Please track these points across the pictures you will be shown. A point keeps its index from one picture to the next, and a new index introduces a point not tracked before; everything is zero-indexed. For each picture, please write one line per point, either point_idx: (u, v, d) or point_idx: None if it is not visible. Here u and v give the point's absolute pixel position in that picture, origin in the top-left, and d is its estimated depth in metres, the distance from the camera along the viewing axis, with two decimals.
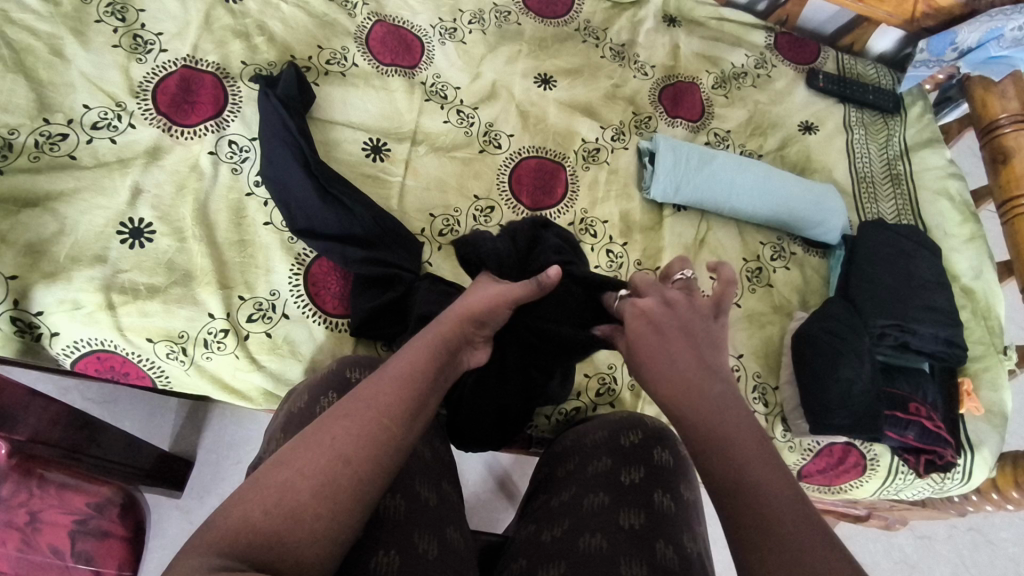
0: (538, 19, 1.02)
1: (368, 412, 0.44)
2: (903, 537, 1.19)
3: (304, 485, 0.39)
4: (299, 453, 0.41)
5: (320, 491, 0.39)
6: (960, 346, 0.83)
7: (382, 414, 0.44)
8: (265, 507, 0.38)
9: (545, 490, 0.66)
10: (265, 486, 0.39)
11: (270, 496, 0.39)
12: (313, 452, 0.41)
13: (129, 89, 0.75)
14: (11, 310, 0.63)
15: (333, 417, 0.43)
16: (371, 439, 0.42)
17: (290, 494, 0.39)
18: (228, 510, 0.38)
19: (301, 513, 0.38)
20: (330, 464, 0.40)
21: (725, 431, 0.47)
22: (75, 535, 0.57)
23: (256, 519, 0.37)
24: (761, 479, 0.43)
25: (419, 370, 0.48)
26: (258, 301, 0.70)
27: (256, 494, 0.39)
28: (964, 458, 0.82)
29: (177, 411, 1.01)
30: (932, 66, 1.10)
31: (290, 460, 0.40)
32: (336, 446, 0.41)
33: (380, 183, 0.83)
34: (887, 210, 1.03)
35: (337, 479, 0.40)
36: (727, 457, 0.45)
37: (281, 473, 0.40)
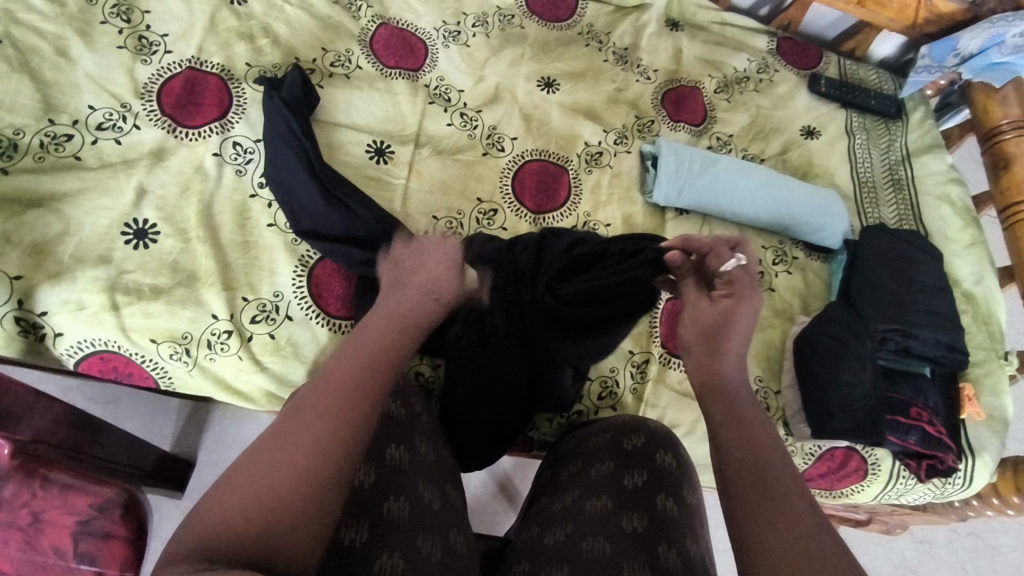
0: (542, 23, 1.03)
1: (327, 396, 0.44)
2: (903, 542, 1.20)
3: (278, 481, 0.39)
4: (266, 452, 0.41)
5: (297, 487, 0.39)
6: (960, 351, 0.84)
7: (349, 397, 0.44)
8: (243, 513, 0.38)
9: (547, 493, 0.66)
10: (237, 486, 0.39)
11: (247, 500, 0.38)
12: (279, 448, 0.41)
13: (134, 90, 0.75)
14: (15, 309, 0.63)
15: (295, 409, 0.43)
16: (337, 420, 0.43)
17: (265, 486, 0.39)
18: (205, 518, 0.38)
19: (281, 509, 0.38)
20: (299, 456, 0.40)
21: (751, 434, 0.51)
22: (78, 535, 0.57)
23: (236, 527, 0.37)
24: (779, 479, 0.47)
25: (377, 348, 0.48)
26: (262, 302, 0.70)
27: (231, 498, 0.38)
28: (965, 463, 0.83)
29: (179, 412, 1.01)
30: (933, 72, 1.10)
31: (258, 460, 0.40)
32: (301, 437, 0.41)
33: (384, 185, 0.83)
34: (888, 214, 1.04)
35: (309, 467, 0.40)
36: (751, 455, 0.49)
37: (251, 475, 0.39)
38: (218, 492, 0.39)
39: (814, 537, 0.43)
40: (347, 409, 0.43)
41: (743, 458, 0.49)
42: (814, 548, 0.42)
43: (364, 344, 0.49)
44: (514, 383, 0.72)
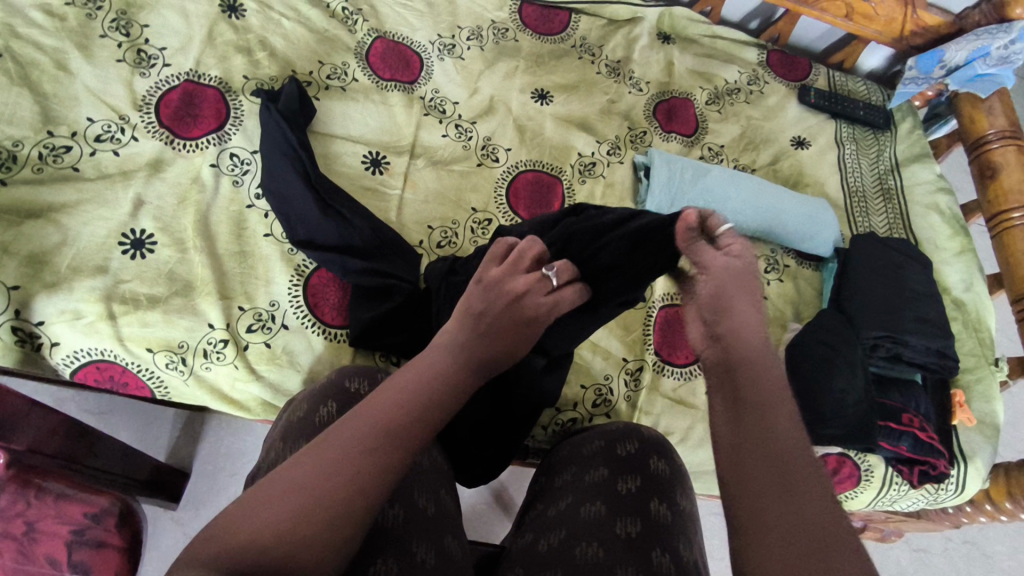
0: (536, 36, 1.05)
1: (380, 429, 0.42)
2: (899, 550, 1.20)
3: (319, 507, 0.38)
4: (311, 471, 0.40)
5: (334, 521, 0.38)
6: (951, 358, 0.84)
7: (404, 435, 0.42)
8: (278, 532, 0.37)
9: (542, 500, 0.66)
10: (266, 504, 0.38)
11: (282, 518, 0.37)
12: (321, 472, 0.40)
13: (132, 103, 0.76)
14: (12, 319, 0.63)
15: (342, 433, 0.42)
16: (387, 458, 0.41)
17: (301, 504, 0.38)
18: (238, 526, 0.37)
19: (316, 536, 0.38)
20: (342, 485, 0.39)
21: (773, 408, 0.42)
22: (73, 545, 0.57)
23: (266, 543, 0.37)
24: (786, 448, 0.40)
25: (440, 387, 0.46)
26: (258, 311, 0.71)
27: (267, 514, 0.38)
28: (958, 469, 0.83)
29: (174, 422, 1.01)
30: (920, 83, 1.12)
31: (302, 479, 0.39)
32: (348, 466, 0.40)
33: (379, 196, 0.84)
34: (878, 223, 1.05)
35: (348, 506, 0.39)
36: (760, 421, 0.42)
37: (291, 493, 0.39)
38: (255, 500, 0.39)
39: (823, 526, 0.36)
40: (400, 449, 0.42)
41: (755, 424, 0.41)
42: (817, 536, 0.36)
43: (426, 373, 0.46)
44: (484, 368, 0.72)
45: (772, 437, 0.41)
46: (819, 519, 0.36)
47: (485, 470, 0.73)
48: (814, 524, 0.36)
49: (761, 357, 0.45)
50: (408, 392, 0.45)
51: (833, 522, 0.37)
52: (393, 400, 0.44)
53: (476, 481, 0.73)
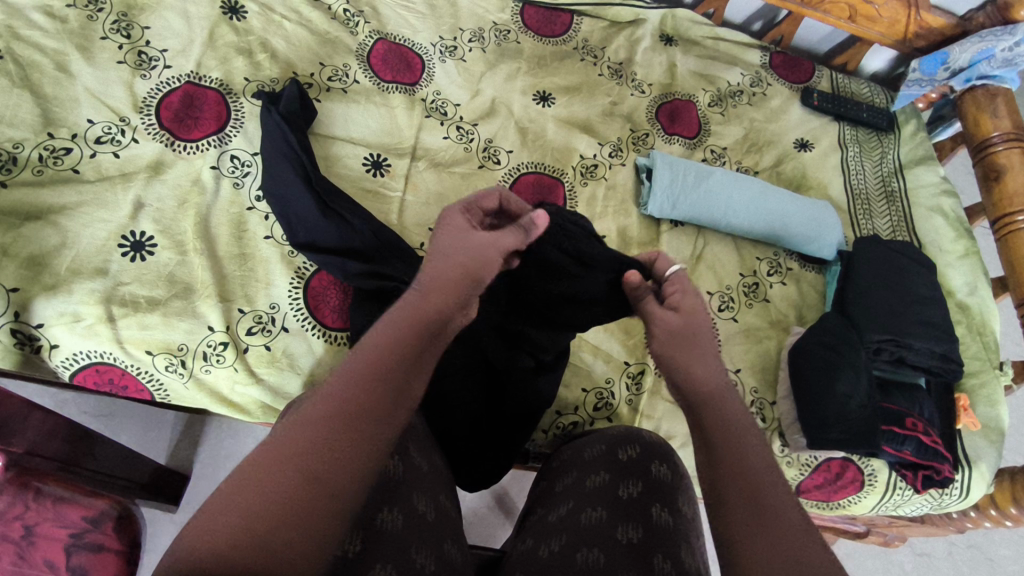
0: (538, 37, 1.04)
1: (332, 419, 0.42)
2: (903, 554, 1.19)
3: (276, 508, 0.38)
4: (265, 472, 0.39)
5: (291, 519, 0.38)
6: (955, 361, 0.84)
7: (355, 422, 0.42)
8: (233, 538, 0.36)
9: (542, 505, 0.66)
10: (225, 511, 0.37)
11: (239, 524, 0.37)
12: (275, 471, 0.39)
13: (133, 105, 0.76)
14: (11, 322, 0.63)
15: (293, 428, 0.41)
16: (339, 448, 0.41)
17: (261, 510, 0.38)
18: (199, 540, 0.36)
19: (274, 536, 0.37)
20: (296, 481, 0.39)
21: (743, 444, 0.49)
22: (71, 549, 0.57)
23: (223, 551, 0.36)
24: (763, 476, 0.46)
25: (392, 358, 0.46)
26: (258, 314, 0.71)
27: (223, 521, 0.37)
28: (962, 473, 0.83)
29: (175, 425, 1.01)
30: (925, 85, 1.11)
31: (256, 480, 0.39)
32: (300, 461, 0.40)
33: (380, 198, 0.83)
34: (882, 225, 1.05)
35: (307, 502, 0.39)
36: (735, 456, 0.48)
37: (245, 495, 0.38)
38: (212, 508, 0.38)
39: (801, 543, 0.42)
40: (356, 440, 0.42)
41: (728, 459, 0.48)
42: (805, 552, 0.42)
43: (372, 354, 0.46)
44: (479, 369, 0.72)
45: (745, 470, 0.47)
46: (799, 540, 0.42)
47: (486, 475, 0.73)
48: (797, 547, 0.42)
49: (724, 395, 0.52)
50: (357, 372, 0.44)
51: (812, 544, 0.42)
52: (340, 387, 0.43)
53: (477, 485, 0.73)
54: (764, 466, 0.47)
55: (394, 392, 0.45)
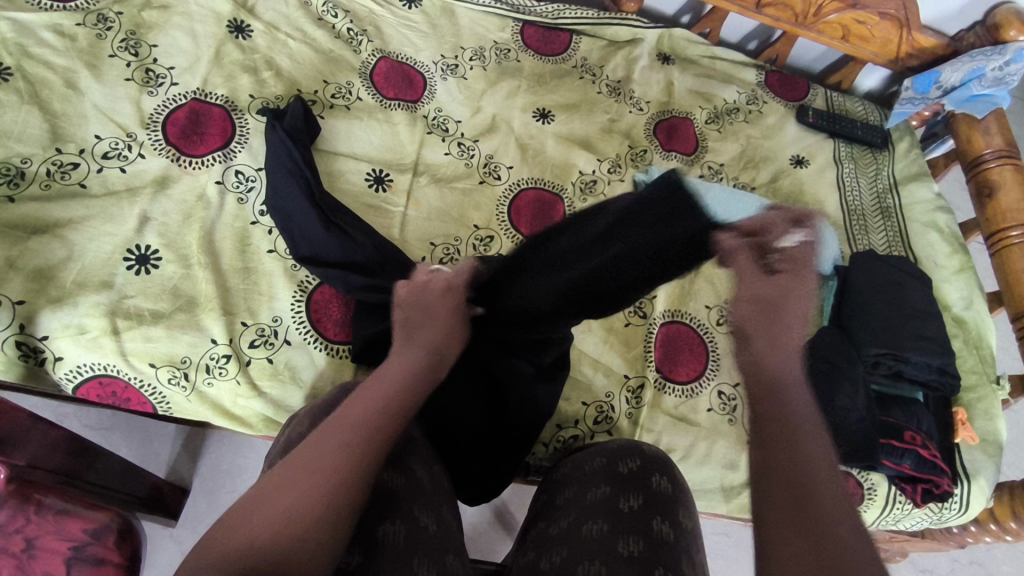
0: (537, 56, 1.07)
1: (357, 430, 0.46)
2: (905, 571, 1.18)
3: (310, 505, 0.42)
4: (296, 474, 0.43)
5: (325, 514, 0.42)
6: (952, 375, 0.84)
7: (374, 430, 0.47)
8: (275, 528, 0.40)
9: (543, 517, 0.66)
10: (261, 509, 0.41)
11: (278, 519, 0.41)
12: (309, 471, 0.43)
13: (140, 121, 0.77)
14: (16, 334, 0.63)
15: (319, 436, 0.46)
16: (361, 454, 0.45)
17: (295, 511, 0.41)
18: (233, 532, 0.40)
19: (309, 529, 0.41)
20: (326, 480, 0.43)
21: (799, 439, 0.49)
22: (71, 561, 0.58)
23: (263, 540, 0.40)
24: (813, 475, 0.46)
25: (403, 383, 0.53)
26: (261, 327, 0.71)
27: (261, 518, 0.41)
28: (962, 488, 0.84)
29: (175, 438, 1.01)
30: (917, 104, 1.15)
31: (290, 482, 0.43)
32: (332, 466, 0.43)
33: (382, 213, 0.84)
34: (878, 241, 1.06)
35: (337, 499, 0.43)
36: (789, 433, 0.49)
37: (281, 494, 0.42)
38: (250, 505, 0.42)
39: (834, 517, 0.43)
40: (377, 448, 0.46)
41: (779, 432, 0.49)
42: (833, 550, 0.41)
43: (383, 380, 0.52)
44: (479, 382, 0.73)
45: (795, 454, 0.47)
46: (834, 515, 0.43)
47: (488, 489, 0.73)
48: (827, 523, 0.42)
49: (790, 391, 0.53)
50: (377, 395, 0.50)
51: (846, 516, 0.43)
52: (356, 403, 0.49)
53: (478, 499, 0.74)
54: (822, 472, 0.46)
55: (405, 414, 0.50)
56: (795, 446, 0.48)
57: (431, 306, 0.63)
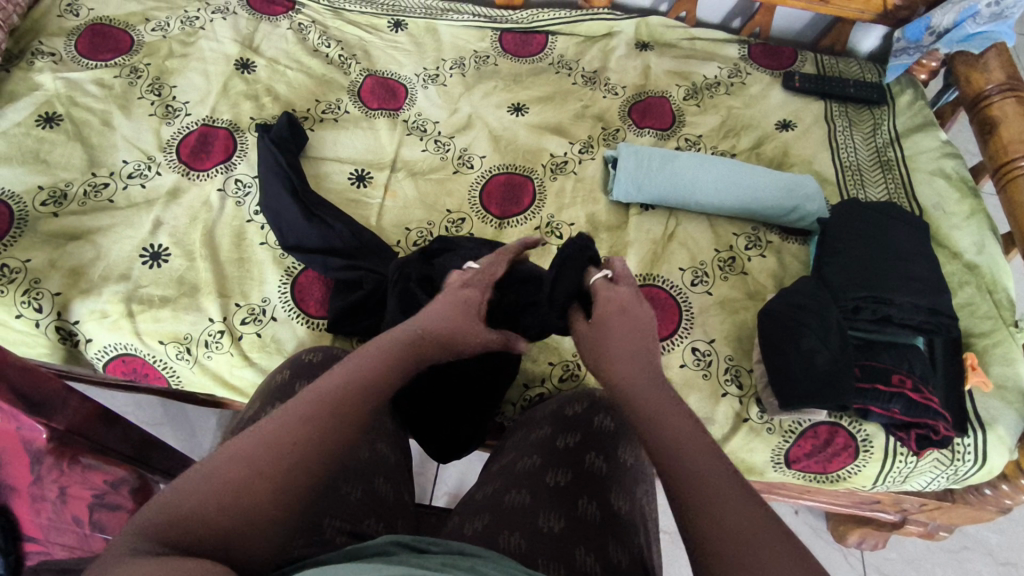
0: (515, 58, 1.14)
1: (320, 410, 0.46)
2: (978, 562, 1.10)
3: (263, 480, 0.42)
4: (253, 448, 0.43)
5: (272, 495, 0.42)
6: (944, 314, 0.80)
7: (337, 412, 0.47)
8: (221, 503, 0.40)
9: (492, 459, 0.70)
10: (211, 482, 0.41)
11: (226, 492, 0.41)
12: (266, 444, 0.44)
13: (159, 146, 0.92)
14: (56, 320, 0.77)
15: (280, 415, 0.46)
16: (315, 432, 0.45)
17: (244, 490, 0.41)
18: (179, 501, 0.40)
19: (255, 508, 0.41)
20: (282, 457, 0.43)
21: (661, 422, 0.50)
22: (94, 506, 0.68)
23: (208, 514, 0.40)
24: (694, 451, 0.47)
25: (382, 369, 0.53)
26: (251, 307, 0.81)
27: (207, 489, 0.41)
28: (973, 437, 0.78)
29: (216, 429, 1.13)
30: (912, 53, 1.10)
31: (246, 457, 0.43)
32: (283, 443, 0.44)
33: (361, 206, 0.93)
34: (876, 193, 1.01)
35: (289, 479, 0.43)
36: (660, 437, 0.49)
37: (236, 467, 0.42)
38: (201, 473, 0.42)
39: (723, 491, 0.43)
40: (337, 429, 0.46)
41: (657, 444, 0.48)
42: (731, 522, 0.41)
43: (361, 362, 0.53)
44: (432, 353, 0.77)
45: (683, 443, 0.47)
46: (730, 496, 0.42)
47: (456, 445, 0.77)
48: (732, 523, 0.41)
49: (647, 386, 0.55)
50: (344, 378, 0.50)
51: (748, 505, 0.42)
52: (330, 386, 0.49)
53: (448, 456, 0.77)
54: (706, 453, 0.46)
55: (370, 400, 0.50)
56: (663, 424, 0.50)
57: (454, 295, 0.64)
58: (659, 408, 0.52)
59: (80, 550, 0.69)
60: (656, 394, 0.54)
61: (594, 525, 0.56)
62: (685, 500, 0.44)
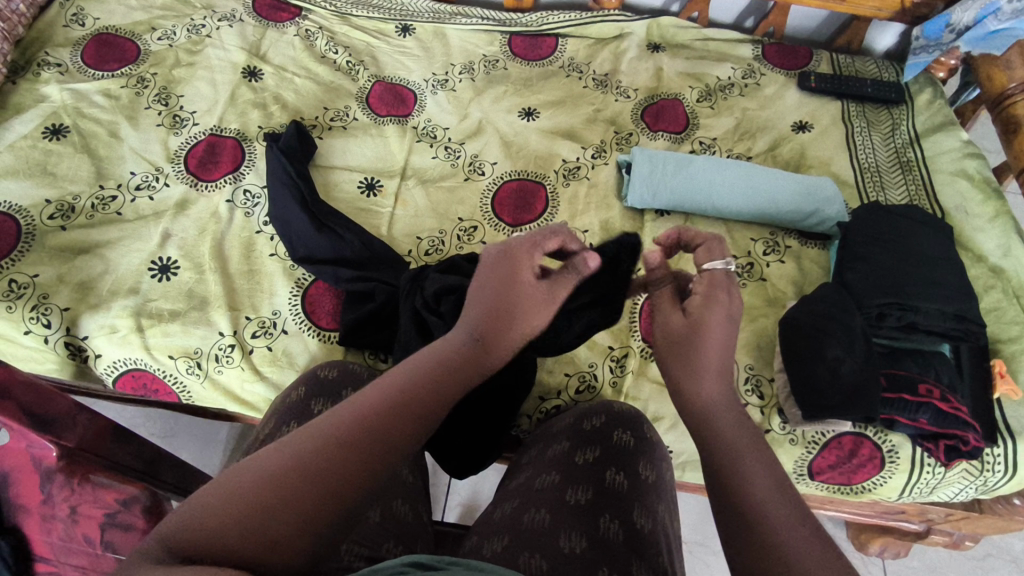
0: (524, 62, 1.12)
1: (361, 430, 0.45)
2: (1004, 569, 1.08)
3: (298, 497, 0.40)
4: (282, 465, 0.41)
5: (304, 516, 0.40)
6: (972, 321, 0.78)
7: (379, 440, 0.45)
8: (245, 522, 0.38)
9: (509, 476, 0.68)
10: (242, 492, 0.40)
11: (253, 509, 0.39)
12: (303, 460, 0.42)
13: (166, 157, 0.91)
14: (65, 336, 0.77)
15: (317, 430, 0.44)
16: (356, 449, 0.44)
17: (272, 509, 0.39)
18: (209, 514, 0.38)
19: (281, 535, 0.39)
20: (313, 478, 0.41)
21: (742, 469, 0.47)
22: (105, 526, 0.63)
23: (231, 538, 0.37)
24: (780, 518, 0.43)
25: (433, 389, 0.51)
26: (262, 320, 0.80)
27: (229, 507, 0.39)
28: (1003, 446, 0.75)
29: (227, 441, 1.12)
30: (932, 50, 1.07)
31: (277, 475, 0.41)
32: (321, 460, 0.42)
33: (372, 215, 0.92)
34: (896, 196, 0.99)
35: (318, 505, 0.41)
36: (735, 485, 0.46)
37: (266, 484, 0.40)
38: (222, 490, 0.40)
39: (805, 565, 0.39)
40: (376, 452, 0.44)
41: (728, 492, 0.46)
42: None
43: (411, 370, 0.51)
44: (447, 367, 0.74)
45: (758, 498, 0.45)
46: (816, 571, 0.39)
47: (474, 461, 0.75)
48: (784, 541, 0.42)
49: (716, 418, 0.52)
50: (390, 396, 0.48)
51: (799, 523, 0.43)
52: (376, 403, 0.47)
53: (466, 472, 0.76)
54: (796, 525, 0.43)
55: (417, 428, 0.48)
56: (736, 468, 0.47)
57: (509, 276, 0.59)
58: (719, 418, 0.52)
59: (93, 570, 0.65)
60: (738, 430, 0.51)
61: (617, 545, 0.54)
62: (735, 512, 0.45)
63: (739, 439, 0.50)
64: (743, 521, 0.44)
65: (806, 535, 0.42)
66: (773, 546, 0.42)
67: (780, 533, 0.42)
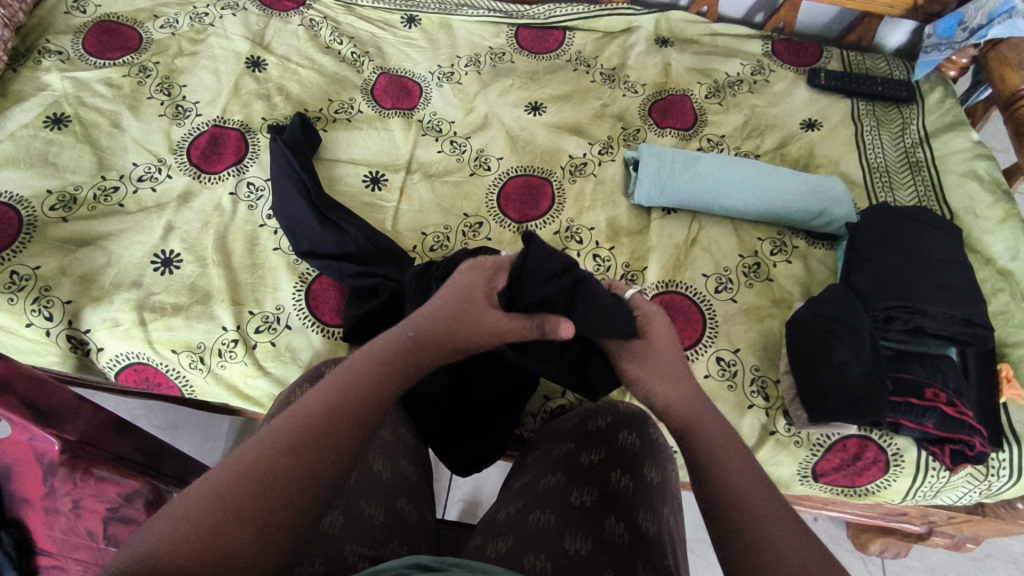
0: (531, 55, 1.11)
1: (306, 426, 0.43)
2: (1002, 571, 1.08)
3: (249, 503, 0.38)
4: (234, 478, 0.39)
5: (264, 517, 0.38)
6: (981, 325, 0.76)
7: (328, 429, 0.44)
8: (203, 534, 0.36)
9: (514, 475, 0.68)
10: (194, 511, 0.37)
11: (209, 521, 0.37)
12: (253, 463, 0.40)
13: (169, 148, 0.90)
14: (66, 328, 0.76)
15: (267, 436, 0.42)
16: (303, 448, 0.42)
17: (233, 515, 0.37)
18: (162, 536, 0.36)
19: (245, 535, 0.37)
20: (267, 477, 0.40)
21: (720, 459, 0.50)
22: (108, 519, 0.61)
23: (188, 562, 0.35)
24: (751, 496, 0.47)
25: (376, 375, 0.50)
26: (266, 314, 0.79)
27: (177, 527, 0.36)
28: (1008, 451, 0.75)
29: (228, 434, 1.11)
30: (944, 49, 1.05)
31: (225, 490, 0.38)
32: (271, 463, 0.40)
33: (377, 209, 0.91)
34: (905, 196, 0.98)
35: (278, 501, 0.39)
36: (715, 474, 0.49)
37: (218, 495, 0.38)
38: (175, 512, 0.37)
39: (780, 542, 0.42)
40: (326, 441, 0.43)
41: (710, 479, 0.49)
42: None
43: (351, 371, 0.50)
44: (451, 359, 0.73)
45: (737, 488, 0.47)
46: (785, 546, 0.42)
47: (477, 459, 0.75)
48: (763, 524, 0.44)
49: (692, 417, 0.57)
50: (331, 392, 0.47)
51: (777, 509, 0.45)
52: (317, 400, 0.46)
53: (470, 469, 0.75)
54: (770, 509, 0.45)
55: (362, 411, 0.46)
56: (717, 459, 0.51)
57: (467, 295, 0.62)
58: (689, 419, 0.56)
59: (95, 566, 0.62)
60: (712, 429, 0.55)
61: (623, 548, 0.54)
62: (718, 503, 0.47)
63: (725, 440, 0.53)
64: (728, 520, 0.45)
65: (788, 525, 0.44)
66: (752, 531, 0.44)
67: (763, 522, 0.44)
